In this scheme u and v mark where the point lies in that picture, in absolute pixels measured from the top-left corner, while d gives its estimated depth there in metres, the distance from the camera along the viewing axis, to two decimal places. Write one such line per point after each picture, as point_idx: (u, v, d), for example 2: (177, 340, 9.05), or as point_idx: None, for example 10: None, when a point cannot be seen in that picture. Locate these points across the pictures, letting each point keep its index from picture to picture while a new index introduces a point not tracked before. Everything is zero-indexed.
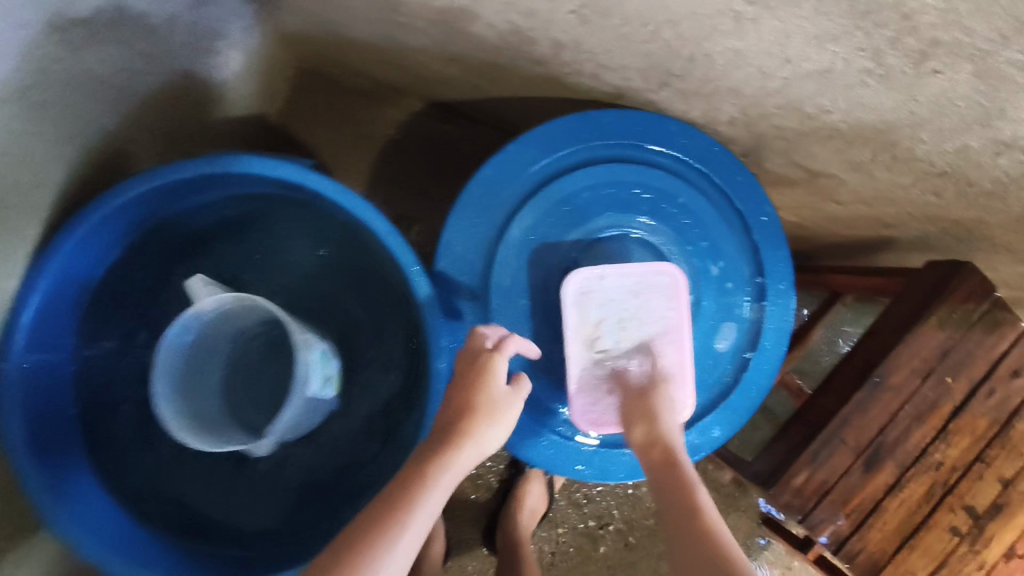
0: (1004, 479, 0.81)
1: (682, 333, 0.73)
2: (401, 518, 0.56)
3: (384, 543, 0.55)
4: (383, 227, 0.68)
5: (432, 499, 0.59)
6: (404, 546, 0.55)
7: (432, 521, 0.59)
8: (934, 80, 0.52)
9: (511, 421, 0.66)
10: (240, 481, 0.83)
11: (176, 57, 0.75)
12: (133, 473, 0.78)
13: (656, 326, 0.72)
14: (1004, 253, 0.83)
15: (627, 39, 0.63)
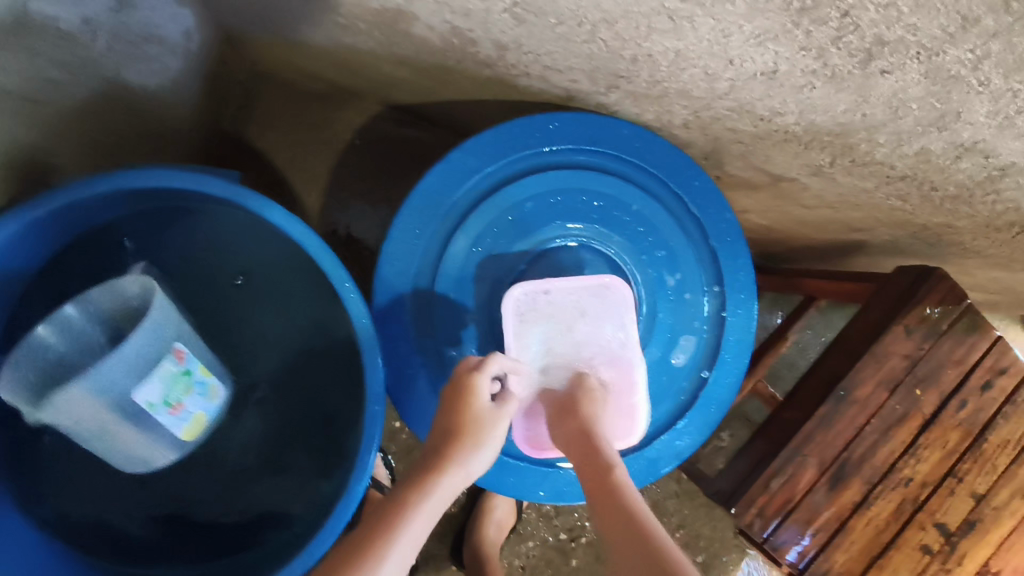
0: (977, 494, 0.78)
1: (630, 352, 0.71)
2: (381, 551, 0.52)
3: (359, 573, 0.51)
4: (315, 241, 0.64)
5: (413, 528, 0.55)
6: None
7: (414, 552, 0.55)
8: (883, 81, 0.48)
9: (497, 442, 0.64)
10: (181, 507, 0.75)
11: (100, 64, 0.70)
12: (58, 491, 0.71)
13: (599, 350, 0.71)
14: (977, 258, 0.80)
15: (566, 39, 0.59)
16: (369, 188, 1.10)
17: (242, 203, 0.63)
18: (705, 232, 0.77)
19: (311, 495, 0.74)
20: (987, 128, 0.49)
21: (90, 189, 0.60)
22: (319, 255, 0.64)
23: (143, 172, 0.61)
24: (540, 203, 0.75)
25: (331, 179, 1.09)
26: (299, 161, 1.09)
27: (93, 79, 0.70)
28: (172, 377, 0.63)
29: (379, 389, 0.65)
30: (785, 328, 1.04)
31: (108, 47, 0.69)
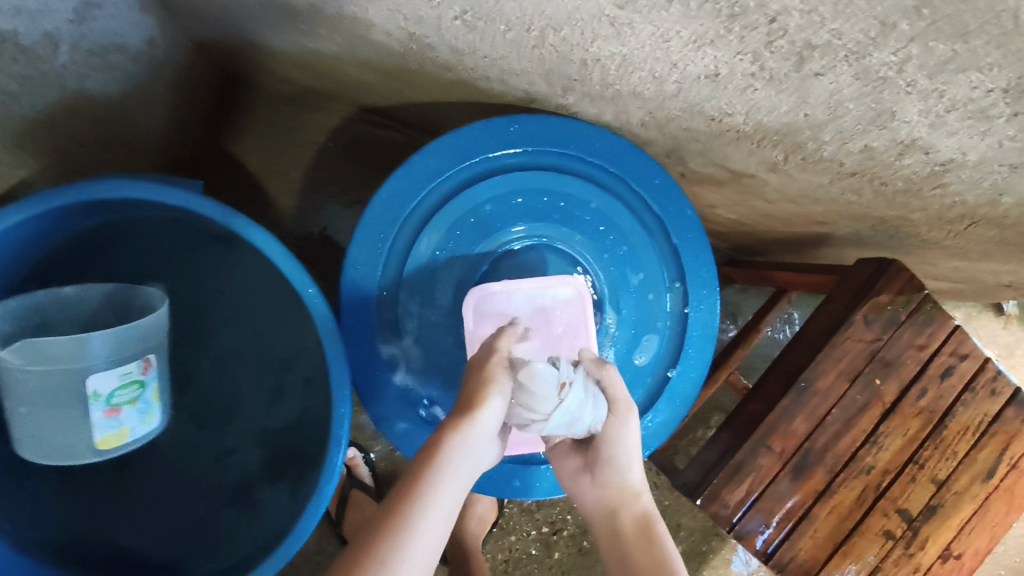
0: (938, 480, 0.80)
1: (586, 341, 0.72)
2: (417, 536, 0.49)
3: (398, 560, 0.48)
4: (278, 251, 0.65)
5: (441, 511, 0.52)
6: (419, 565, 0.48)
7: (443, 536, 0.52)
8: (818, 83, 0.49)
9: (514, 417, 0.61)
10: (162, 495, 0.78)
11: (61, 76, 0.70)
12: (33, 498, 0.71)
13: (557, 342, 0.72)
14: (936, 249, 0.81)
15: (517, 44, 0.60)
16: (343, 190, 1.11)
17: (203, 212, 0.64)
18: (665, 229, 0.79)
19: (285, 493, 0.76)
20: (922, 125, 0.50)
21: (53, 202, 0.61)
22: (282, 265, 0.65)
23: (103, 185, 0.61)
24: (501, 204, 0.77)
25: (305, 182, 1.10)
26: (273, 164, 1.09)
27: (56, 91, 0.71)
28: (129, 380, 0.65)
29: (345, 392, 0.66)
30: (758, 319, 1.04)
31: (70, 60, 0.69)
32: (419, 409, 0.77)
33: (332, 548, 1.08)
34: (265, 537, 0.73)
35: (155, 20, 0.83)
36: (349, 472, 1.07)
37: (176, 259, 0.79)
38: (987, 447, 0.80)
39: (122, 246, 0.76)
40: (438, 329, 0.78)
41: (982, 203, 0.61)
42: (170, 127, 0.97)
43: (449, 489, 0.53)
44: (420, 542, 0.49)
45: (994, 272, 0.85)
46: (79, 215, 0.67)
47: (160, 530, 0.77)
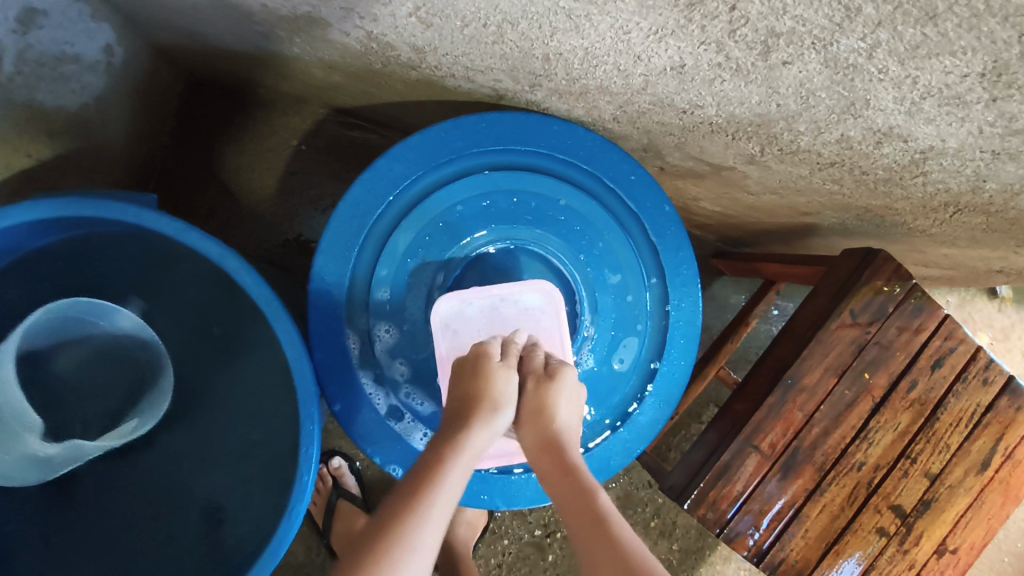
0: (931, 473, 0.78)
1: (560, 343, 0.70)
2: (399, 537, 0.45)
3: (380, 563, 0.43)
4: (235, 263, 0.62)
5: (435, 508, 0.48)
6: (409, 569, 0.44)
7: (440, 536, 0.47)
8: (787, 72, 0.46)
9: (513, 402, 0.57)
10: (130, 527, 0.76)
11: (9, 89, 0.67)
12: None
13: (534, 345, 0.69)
14: (924, 237, 0.78)
15: (476, 40, 0.58)
16: (318, 194, 1.08)
17: (155, 228, 0.61)
18: (642, 226, 0.78)
19: (255, 517, 0.74)
20: (898, 113, 0.48)
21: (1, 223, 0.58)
22: (245, 283, 0.63)
23: (55, 203, 0.59)
24: (471, 206, 0.75)
25: (279, 188, 1.07)
26: (245, 170, 1.07)
27: (3, 104, 0.68)
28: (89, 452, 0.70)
29: (312, 409, 0.65)
30: (746, 312, 1.01)
31: (17, 71, 0.67)
32: (395, 422, 0.75)
33: (320, 560, 1.06)
34: (239, 559, 0.71)
35: (112, 26, 0.80)
36: (334, 482, 1.04)
37: (150, 273, 0.77)
38: (981, 438, 0.78)
39: (90, 261, 0.74)
40: (412, 338, 0.75)
41: (966, 190, 0.59)
42: (134, 136, 0.95)
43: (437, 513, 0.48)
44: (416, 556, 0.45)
45: (984, 259, 0.83)
46: (36, 234, 0.65)
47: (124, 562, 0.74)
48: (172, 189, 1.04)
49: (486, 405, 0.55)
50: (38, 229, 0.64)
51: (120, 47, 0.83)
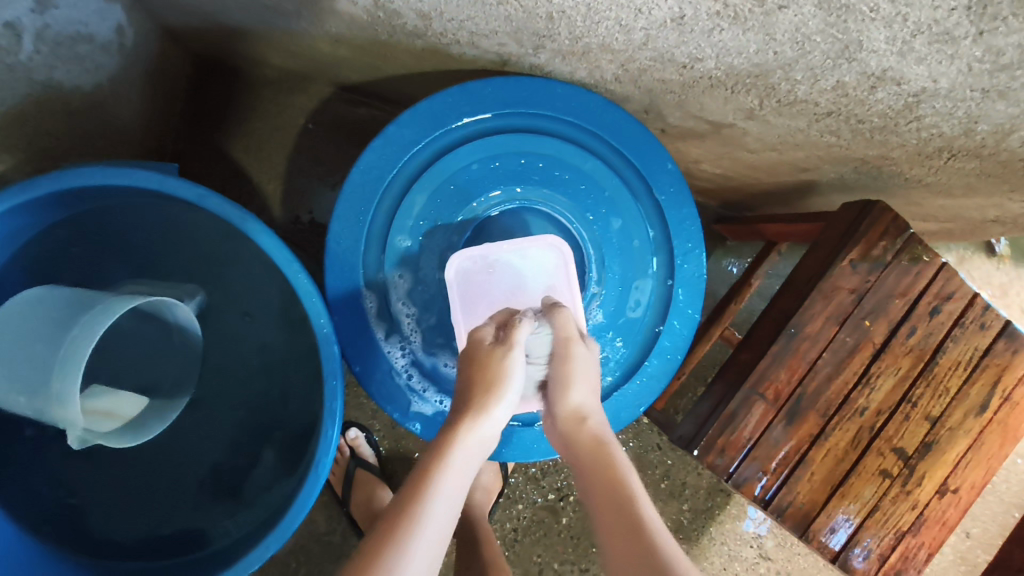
0: (932, 416, 0.80)
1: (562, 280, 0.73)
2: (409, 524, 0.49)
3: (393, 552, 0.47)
4: (255, 226, 0.65)
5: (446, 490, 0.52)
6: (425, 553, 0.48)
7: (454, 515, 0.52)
8: (782, 17, 0.49)
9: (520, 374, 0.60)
10: (157, 495, 0.79)
11: (28, 69, 0.69)
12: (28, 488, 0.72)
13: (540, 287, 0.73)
14: (921, 187, 0.80)
15: (482, 2, 0.60)
16: (327, 171, 1.10)
17: (176, 193, 0.63)
18: (645, 183, 0.80)
19: (281, 477, 0.78)
20: (890, 54, 0.50)
21: (27, 193, 0.61)
22: (266, 246, 0.65)
23: (79, 172, 0.61)
24: (478, 169, 0.78)
25: (288, 166, 1.09)
26: (254, 149, 1.09)
27: (23, 83, 0.70)
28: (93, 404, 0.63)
29: (334, 364, 0.67)
30: (750, 273, 1.03)
31: (35, 51, 0.69)
32: (413, 378, 0.79)
33: (343, 527, 1.08)
34: (269, 513, 0.75)
35: (124, 7, 0.82)
36: (351, 452, 1.07)
37: (173, 245, 0.80)
38: (980, 381, 0.80)
39: (113, 234, 0.77)
40: (427, 299, 0.79)
41: (959, 133, 0.61)
42: (145, 117, 0.97)
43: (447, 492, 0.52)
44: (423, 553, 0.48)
45: (980, 208, 0.85)
46: (57, 203, 0.68)
47: (156, 527, 0.78)
48: (183, 171, 1.07)
49: (485, 394, 0.58)
50: (64, 196, 0.66)
51: (131, 27, 0.85)
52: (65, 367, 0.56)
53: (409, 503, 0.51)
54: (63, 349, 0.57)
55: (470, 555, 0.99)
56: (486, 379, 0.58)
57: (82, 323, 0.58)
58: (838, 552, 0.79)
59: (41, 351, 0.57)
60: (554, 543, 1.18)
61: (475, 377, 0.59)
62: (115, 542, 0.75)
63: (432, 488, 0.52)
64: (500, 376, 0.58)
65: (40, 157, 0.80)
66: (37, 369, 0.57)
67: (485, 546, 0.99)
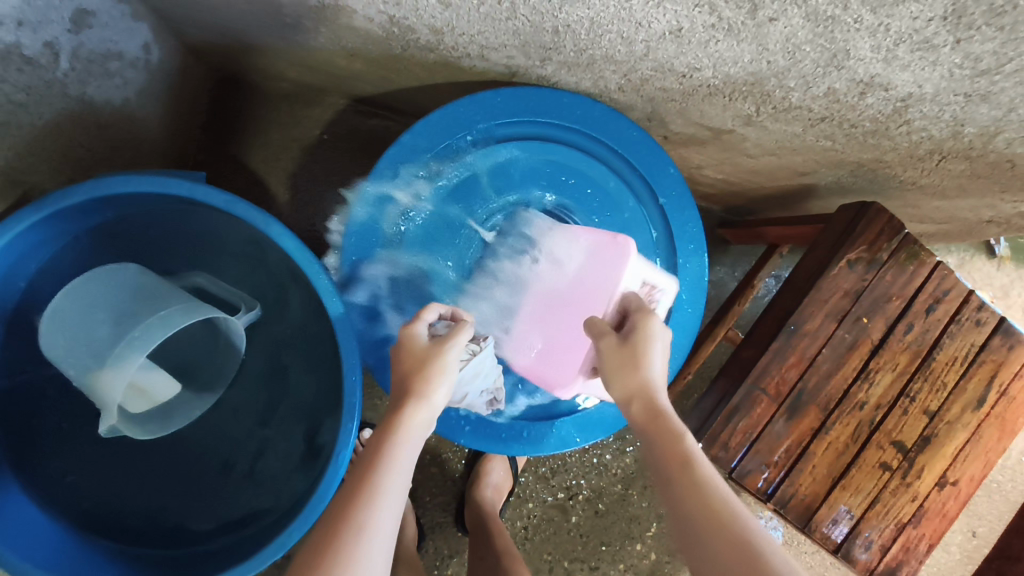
0: (930, 410, 0.83)
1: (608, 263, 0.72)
2: (356, 523, 0.52)
3: (346, 551, 0.50)
4: (278, 231, 0.68)
5: (391, 484, 0.55)
6: (375, 550, 0.51)
7: (399, 511, 0.55)
8: (773, 29, 0.52)
9: (454, 362, 0.64)
10: (180, 495, 0.83)
11: (64, 84, 0.74)
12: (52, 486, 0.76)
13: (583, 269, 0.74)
14: (916, 189, 0.83)
15: (491, 18, 0.64)
16: (341, 179, 1.14)
17: (205, 200, 0.67)
18: (650, 189, 0.85)
19: (302, 470, 0.81)
20: (876, 62, 0.53)
21: (65, 201, 0.65)
22: (288, 248, 0.69)
23: (117, 180, 0.66)
24: (490, 175, 0.84)
25: (303, 175, 1.13)
26: (271, 160, 1.13)
27: (60, 98, 0.74)
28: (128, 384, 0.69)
29: (354, 361, 0.71)
30: (752, 274, 1.06)
31: (71, 68, 0.73)
32: None
33: None
34: (290, 504, 0.78)
35: (150, 26, 0.86)
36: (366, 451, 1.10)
37: (202, 250, 0.84)
38: (976, 376, 0.83)
39: (144, 238, 0.81)
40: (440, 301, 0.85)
41: (947, 135, 0.64)
42: (168, 128, 1.01)
43: (393, 495, 0.55)
44: (375, 547, 0.51)
45: (973, 209, 0.87)
46: (89, 212, 0.72)
47: (178, 526, 0.81)
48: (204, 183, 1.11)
49: (418, 385, 0.62)
50: (100, 201, 0.70)
51: (157, 44, 0.89)
52: (121, 357, 0.65)
53: (353, 503, 0.53)
54: (124, 343, 0.65)
55: (482, 551, 1.02)
56: (418, 377, 0.62)
57: (139, 329, 0.66)
58: (839, 543, 0.81)
59: (107, 335, 0.67)
60: (563, 541, 1.20)
61: (407, 375, 0.63)
62: (140, 537, 0.79)
63: (377, 489, 0.54)
64: (430, 372, 0.63)
65: (72, 168, 0.84)
66: (100, 342, 0.67)
67: (498, 538, 1.03)
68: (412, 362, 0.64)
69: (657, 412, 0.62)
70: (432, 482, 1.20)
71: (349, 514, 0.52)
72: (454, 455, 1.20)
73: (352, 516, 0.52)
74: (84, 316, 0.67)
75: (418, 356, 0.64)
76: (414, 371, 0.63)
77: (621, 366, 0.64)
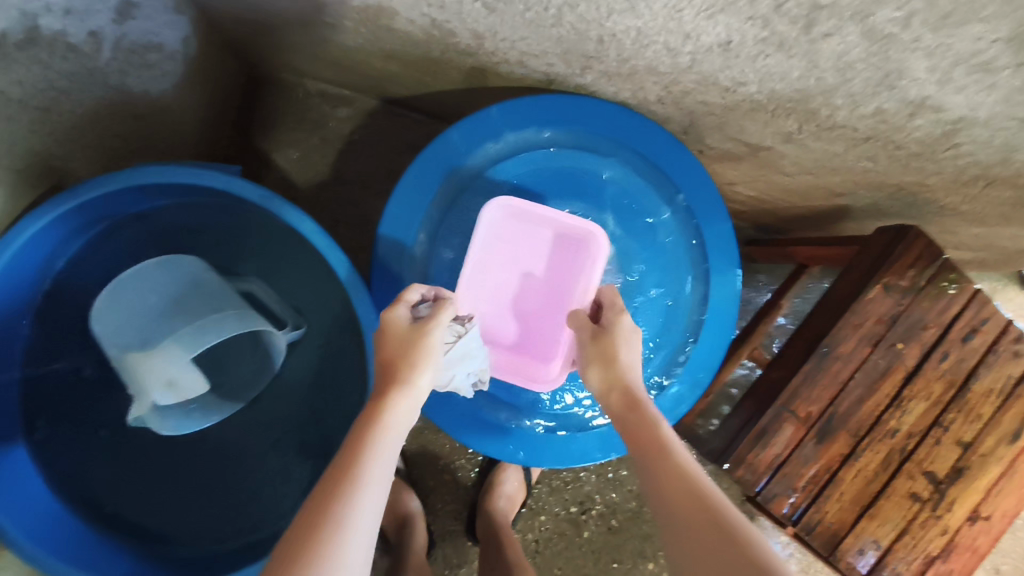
0: (964, 442, 0.80)
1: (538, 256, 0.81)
2: (344, 500, 0.50)
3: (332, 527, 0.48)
4: (310, 228, 0.69)
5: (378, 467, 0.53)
6: (362, 528, 0.49)
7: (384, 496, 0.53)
8: (827, 45, 0.51)
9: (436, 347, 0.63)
10: (195, 491, 0.83)
11: (104, 74, 0.74)
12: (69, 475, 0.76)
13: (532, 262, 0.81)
14: (955, 215, 0.81)
15: (536, 24, 0.63)
16: (369, 180, 1.13)
17: (240, 193, 0.68)
18: (681, 195, 0.83)
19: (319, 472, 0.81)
20: (930, 83, 0.52)
21: (102, 189, 0.65)
22: (320, 246, 0.69)
23: (153, 171, 0.66)
24: (530, 177, 0.84)
25: (332, 175, 1.13)
26: (300, 158, 1.13)
27: (99, 88, 0.75)
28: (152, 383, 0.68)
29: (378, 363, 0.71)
30: (777, 297, 1.04)
31: (112, 58, 0.74)
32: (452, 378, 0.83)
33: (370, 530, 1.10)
34: None
35: (190, 21, 0.87)
36: None
37: (232, 244, 0.85)
38: (1013, 410, 0.81)
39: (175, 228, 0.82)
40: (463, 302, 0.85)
41: (996, 161, 0.62)
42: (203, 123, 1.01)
43: (379, 478, 0.53)
44: (361, 528, 0.49)
45: (1014, 237, 0.85)
46: (123, 198, 0.73)
47: (192, 523, 0.81)
48: None
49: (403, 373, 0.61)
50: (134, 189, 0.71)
51: (196, 38, 0.90)
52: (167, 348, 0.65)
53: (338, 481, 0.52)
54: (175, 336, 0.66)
55: (494, 561, 1.01)
56: (405, 363, 0.61)
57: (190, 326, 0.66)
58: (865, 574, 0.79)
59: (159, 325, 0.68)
60: (575, 556, 1.19)
61: (390, 357, 0.62)
62: (152, 531, 0.79)
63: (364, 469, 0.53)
64: (415, 358, 0.62)
65: (107, 158, 0.84)
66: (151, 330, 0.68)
67: (511, 550, 1.01)
68: (396, 344, 0.62)
69: (633, 399, 0.65)
70: (445, 489, 1.19)
71: (327, 509, 0.49)
72: (467, 461, 1.19)
73: (337, 492, 0.50)
74: (140, 295, 0.69)
75: (401, 339, 0.63)
76: (401, 357, 0.62)
77: (597, 360, 0.69)
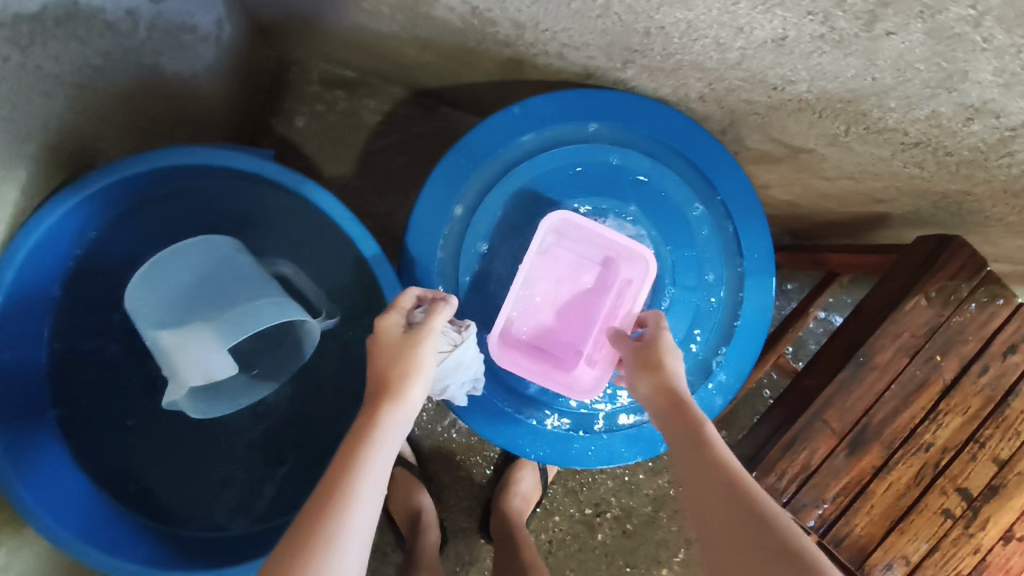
0: (1000, 459, 0.78)
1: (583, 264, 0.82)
2: (341, 504, 0.50)
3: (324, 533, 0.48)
4: (344, 214, 0.68)
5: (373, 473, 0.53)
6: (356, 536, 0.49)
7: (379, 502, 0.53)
8: (888, 43, 0.49)
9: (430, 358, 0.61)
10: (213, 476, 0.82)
11: (140, 53, 0.73)
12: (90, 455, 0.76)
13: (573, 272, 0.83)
14: (1000, 226, 0.79)
15: (581, 15, 0.62)
16: (396, 171, 1.12)
17: (275, 177, 0.67)
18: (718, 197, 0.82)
19: None
20: (994, 86, 0.50)
21: (138, 167, 0.65)
22: (353, 233, 0.69)
23: (189, 151, 0.65)
24: (565, 172, 0.83)
25: (359, 164, 1.12)
26: (327, 146, 1.12)
27: (135, 67, 0.74)
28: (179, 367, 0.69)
29: None
30: (807, 304, 1.02)
31: (148, 37, 0.73)
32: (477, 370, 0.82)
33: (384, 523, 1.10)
34: None
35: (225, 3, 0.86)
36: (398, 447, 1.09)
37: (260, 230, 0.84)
38: None
39: (204, 211, 0.81)
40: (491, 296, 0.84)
41: None
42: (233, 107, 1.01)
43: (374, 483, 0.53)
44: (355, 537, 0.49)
45: None
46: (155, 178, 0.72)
47: (208, 508, 0.80)
48: None
49: (398, 385, 0.59)
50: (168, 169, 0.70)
51: (231, 21, 0.89)
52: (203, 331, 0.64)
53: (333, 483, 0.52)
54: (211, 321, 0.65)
55: (507, 561, 0.99)
56: (396, 373, 0.59)
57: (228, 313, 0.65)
58: None
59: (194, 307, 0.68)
60: (588, 559, 1.17)
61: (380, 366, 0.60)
62: (169, 513, 0.78)
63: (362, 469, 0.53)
64: (409, 369, 0.59)
65: (138, 138, 0.84)
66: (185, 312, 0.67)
67: (525, 551, 0.99)
68: (387, 352, 0.60)
69: (680, 402, 0.64)
70: (460, 485, 1.18)
71: (324, 508, 0.50)
72: (483, 458, 1.18)
73: (328, 500, 0.50)
74: (174, 274, 0.69)
75: (392, 347, 0.61)
76: (391, 364, 0.60)
77: (645, 367, 0.68)
